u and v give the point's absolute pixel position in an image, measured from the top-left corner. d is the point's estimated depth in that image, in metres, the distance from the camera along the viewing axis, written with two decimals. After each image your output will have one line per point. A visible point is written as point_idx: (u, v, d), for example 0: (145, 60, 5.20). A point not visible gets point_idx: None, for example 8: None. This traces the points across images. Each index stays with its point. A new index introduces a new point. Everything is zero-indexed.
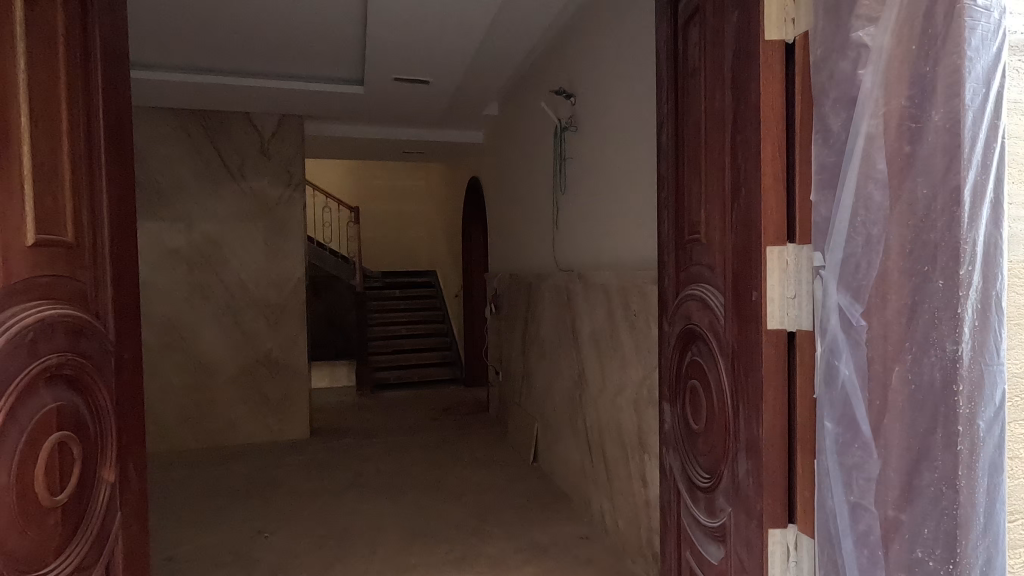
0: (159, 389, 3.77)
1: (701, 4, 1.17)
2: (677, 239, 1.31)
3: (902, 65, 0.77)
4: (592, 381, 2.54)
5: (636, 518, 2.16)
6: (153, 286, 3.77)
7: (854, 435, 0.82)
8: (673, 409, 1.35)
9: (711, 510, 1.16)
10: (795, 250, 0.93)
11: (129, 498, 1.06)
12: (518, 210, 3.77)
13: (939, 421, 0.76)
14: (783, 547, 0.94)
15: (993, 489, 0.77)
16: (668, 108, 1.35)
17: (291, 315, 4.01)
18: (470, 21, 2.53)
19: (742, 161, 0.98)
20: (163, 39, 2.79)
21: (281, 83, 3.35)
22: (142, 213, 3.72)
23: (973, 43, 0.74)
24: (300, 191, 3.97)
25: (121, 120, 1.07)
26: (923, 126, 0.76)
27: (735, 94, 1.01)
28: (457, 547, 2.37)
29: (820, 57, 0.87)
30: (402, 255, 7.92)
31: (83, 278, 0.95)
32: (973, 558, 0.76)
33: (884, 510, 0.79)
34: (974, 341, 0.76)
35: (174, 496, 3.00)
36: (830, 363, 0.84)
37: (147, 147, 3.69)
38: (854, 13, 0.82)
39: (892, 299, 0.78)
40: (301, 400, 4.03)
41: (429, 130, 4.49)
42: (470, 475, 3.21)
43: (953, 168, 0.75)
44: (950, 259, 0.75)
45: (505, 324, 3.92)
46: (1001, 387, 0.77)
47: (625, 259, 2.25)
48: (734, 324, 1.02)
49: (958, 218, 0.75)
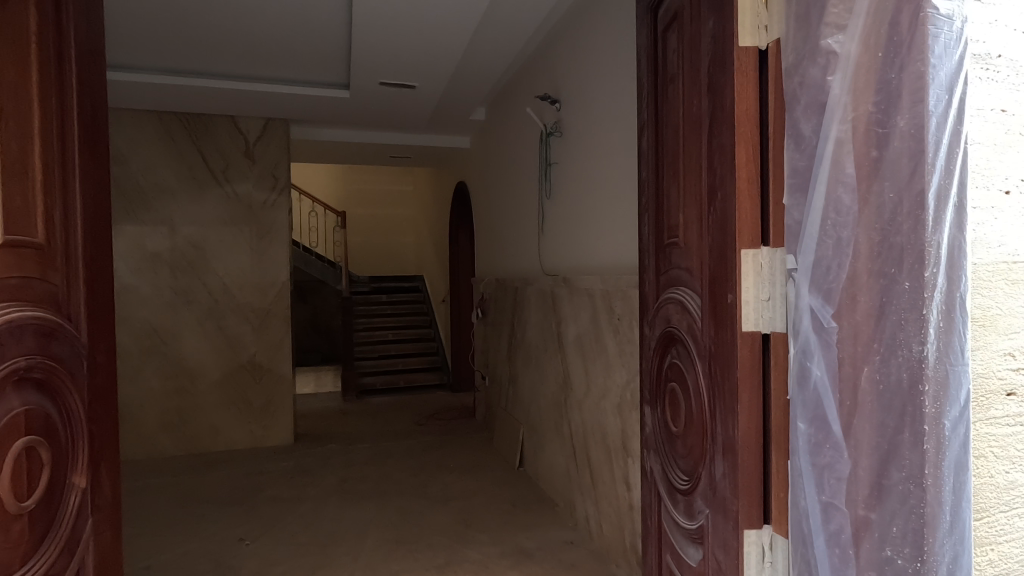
0: (139, 395, 3.71)
1: (679, 10, 1.19)
2: (657, 242, 1.32)
3: (869, 72, 0.78)
4: (576, 385, 2.55)
5: (620, 521, 2.16)
6: (134, 290, 3.71)
7: (826, 435, 0.83)
8: (653, 411, 1.35)
9: (690, 512, 1.17)
10: (769, 253, 0.94)
11: (104, 504, 1.04)
12: (505, 215, 3.78)
13: (907, 421, 0.77)
14: (759, 547, 0.95)
15: (959, 488, 0.79)
16: (648, 113, 1.36)
17: (276, 319, 3.97)
18: (456, 27, 2.54)
19: (718, 165, 0.99)
20: (145, 41, 2.76)
21: (266, 86, 3.33)
22: (123, 216, 3.67)
23: (937, 50, 0.76)
24: (285, 195, 3.95)
25: (98, 119, 1.05)
26: (889, 132, 0.77)
27: (711, 100, 1.03)
28: (440, 553, 2.35)
29: (792, 63, 0.89)
30: (389, 260, 7.90)
31: (54, 279, 0.94)
32: (940, 557, 0.77)
33: (855, 509, 0.80)
34: (940, 341, 0.77)
35: (152, 503, 2.95)
36: (803, 364, 0.86)
37: (129, 149, 3.65)
38: (823, 21, 0.84)
39: (862, 300, 0.79)
40: (285, 405, 3.98)
41: (416, 135, 4.49)
42: (455, 481, 3.20)
43: (919, 172, 0.76)
44: (916, 261, 0.76)
45: (492, 329, 3.92)
46: (965, 387, 0.78)
47: (609, 263, 2.27)
48: (711, 326, 1.03)
49: (923, 221, 0.76)
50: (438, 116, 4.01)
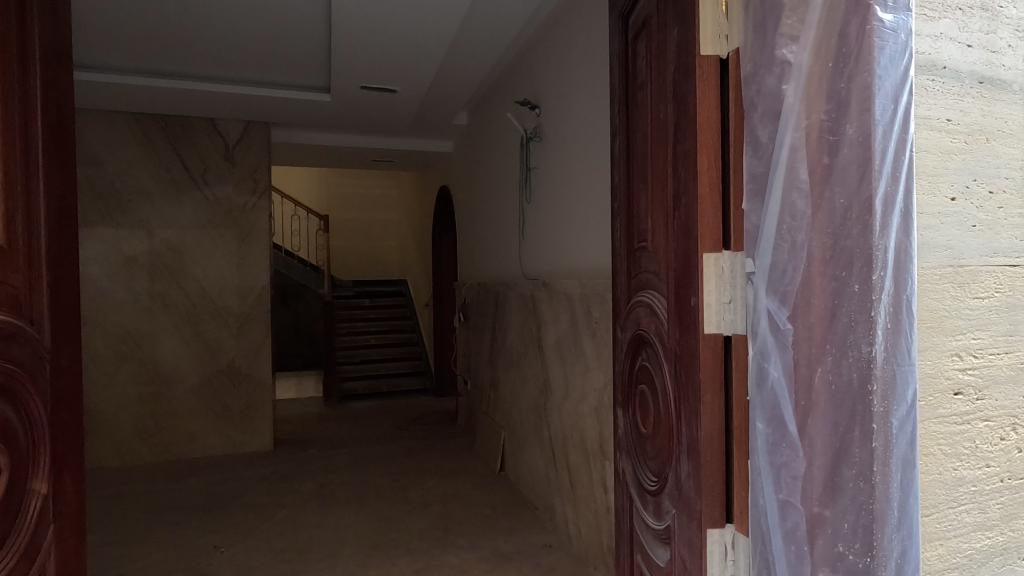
0: (113, 401, 3.64)
1: (647, 19, 1.22)
2: (628, 246, 1.34)
3: (820, 81, 0.81)
4: (556, 388, 2.56)
5: (598, 522, 2.18)
6: (109, 294, 3.65)
7: (782, 435, 0.84)
8: (625, 414, 1.37)
9: (658, 512, 1.18)
10: (729, 256, 0.96)
11: (67, 509, 1.01)
12: (486, 219, 3.79)
13: (857, 420, 0.80)
14: (722, 546, 0.96)
15: (907, 483, 0.82)
16: (619, 120, 1.39)
17: (255, 324, 3.94)
18: (435, 31, 2.55)
19: (683, 170, 1.01)
20: (119, 42, 2.73)
21: (245, 89, 3.31)
22: (97, 219, 3.60)
23: (883, 61, 0.79)
24: (266, 198, 3.92)
25: (66, 120, 1.03)
26: (839, 139, 0.80)
27: (676, 107, 1.04)
28: (418, 557, 2.35)
29: (750, 72, 0.91)
30: (373, 265, 7.85)
31: (14, 282, 0.92)
32: (890, 551, 0.81)
33: (810, 507, 0.82)
34: (888, 342, 0.80)
35: (125, 511, 2.89)
36: (761, 365, 0.88)
37: (105, 151, 3.59)
38: (778, 31, 0.85)
39: (816, 302, 0.81)
40: (264, 411, 3.94)
41: (398, 139, 4.49)
42: (436, 485, 3.19)
43: (866, 178, 0.79)
44: (864, 266, 0.79)
45: (474, 333, 3.91)
46: (912, 386, 0.82)
47: (586, 267, 2.29)
48: (677, 329, 1.04)
49: (871, 225, 0.79)
50: (420, 120, 4.01)
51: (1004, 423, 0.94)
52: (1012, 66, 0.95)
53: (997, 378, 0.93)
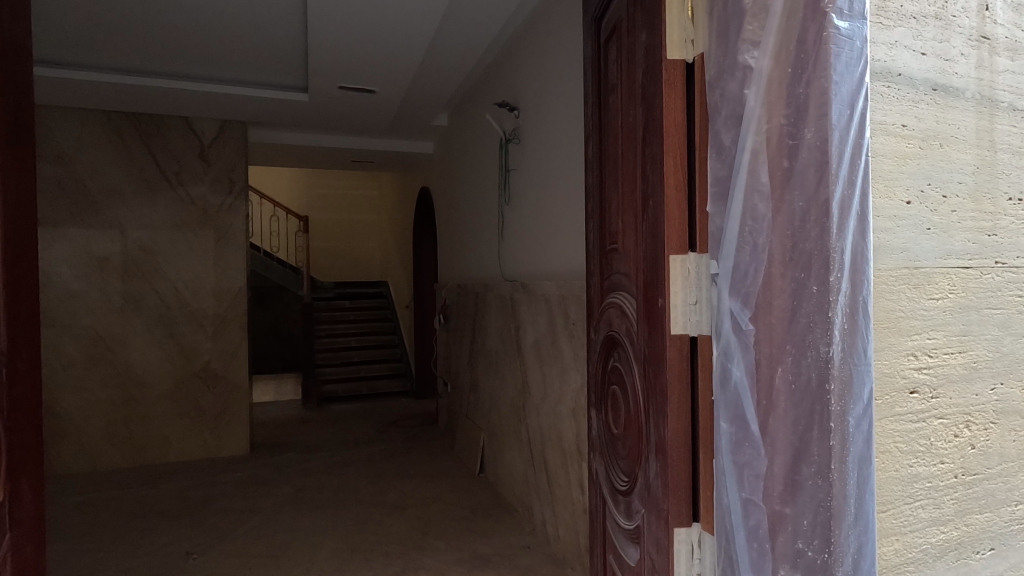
0: (83, 405, 3.55)
1: (618, 24, 1.23)
2: (601, 247, 1.35)
3: (780, 85, 0.82)
4: (535, 390, 2.56)
5: (575, 523, 2.18)
6: (79, 296, 3.55)
7: (745, 434, 0.85)
8: (598, 414, 1.38)
9: (628, 512, 1.19)
10: (695, 258, 0.96)
11: (24, 518, 0.98)
12: (466, 220, 3.77)
13: (816, 418, 0.82)
14: (688, 545, 0.97)
15: (863, 481, 0.85)
16: (592, 123, 1.39)
17: (231, 326, 3.87)
18: (414, 33, 2.54)
19: (650, 172, 1.02)
20: (89, 39, 2.67)
21: (219, 88, 3.26)
22: (67, 220, 3.52)
23: (839, 67, 0.81)
24: (242, 198, 3.86)
25: (23, 116, 1.00)
26: (798, 143, 0.82)
27: (645, 109, 1.05)
28: (395, 561, 2.33)
29: (713, 77, 0.91)
30: (353, 266, 7.78)
31: None
32: (846, 547, 0.83)
33: (771, 505, 0.83)
34: (844, 342, 0.83)
35: (93, 518, 2.82)
36: (724, 365, 0.88)
37: (75, 149, 3.51)
38: (740, 37, 0.86)
39: (777, 303, 0.82)
40: (241, 414, 3.88)
41: (378, 140, 4.46)
42: (414, 488, 3.17)
43: (824, 181, 0.81)
44: (822, 268, 0.81)
45: (454, 335, 3.90)
46: (867, 385, 0.84)
47: (563, 268, 2.31)
48: (646, 329, 1.05)
49: (828, 228, 0.81)
50: (400, 121, 3.99)
51: (958, 420, 0.97)
52: (964, 74, 0.98)
53: (951, 377, 0.96)
